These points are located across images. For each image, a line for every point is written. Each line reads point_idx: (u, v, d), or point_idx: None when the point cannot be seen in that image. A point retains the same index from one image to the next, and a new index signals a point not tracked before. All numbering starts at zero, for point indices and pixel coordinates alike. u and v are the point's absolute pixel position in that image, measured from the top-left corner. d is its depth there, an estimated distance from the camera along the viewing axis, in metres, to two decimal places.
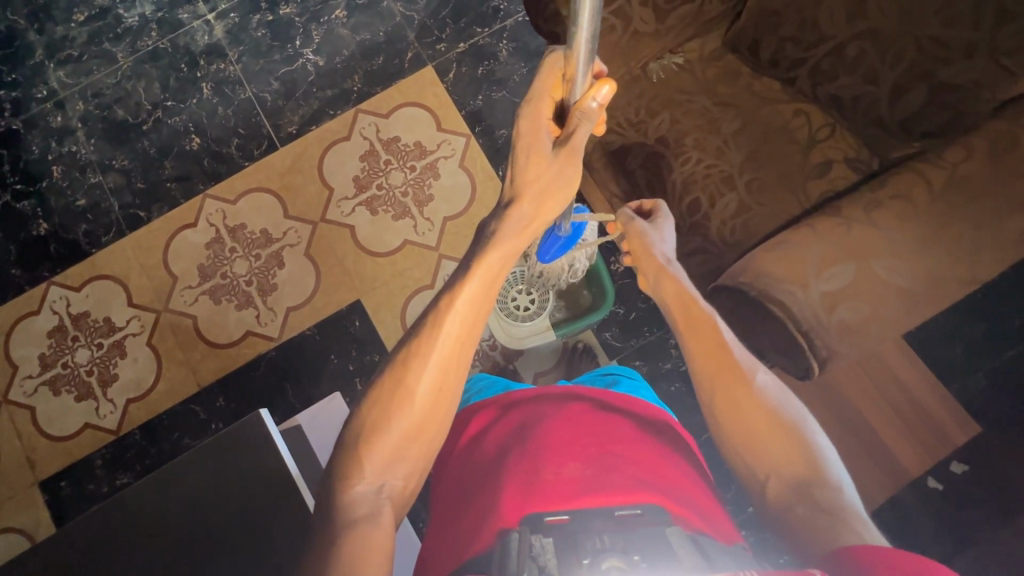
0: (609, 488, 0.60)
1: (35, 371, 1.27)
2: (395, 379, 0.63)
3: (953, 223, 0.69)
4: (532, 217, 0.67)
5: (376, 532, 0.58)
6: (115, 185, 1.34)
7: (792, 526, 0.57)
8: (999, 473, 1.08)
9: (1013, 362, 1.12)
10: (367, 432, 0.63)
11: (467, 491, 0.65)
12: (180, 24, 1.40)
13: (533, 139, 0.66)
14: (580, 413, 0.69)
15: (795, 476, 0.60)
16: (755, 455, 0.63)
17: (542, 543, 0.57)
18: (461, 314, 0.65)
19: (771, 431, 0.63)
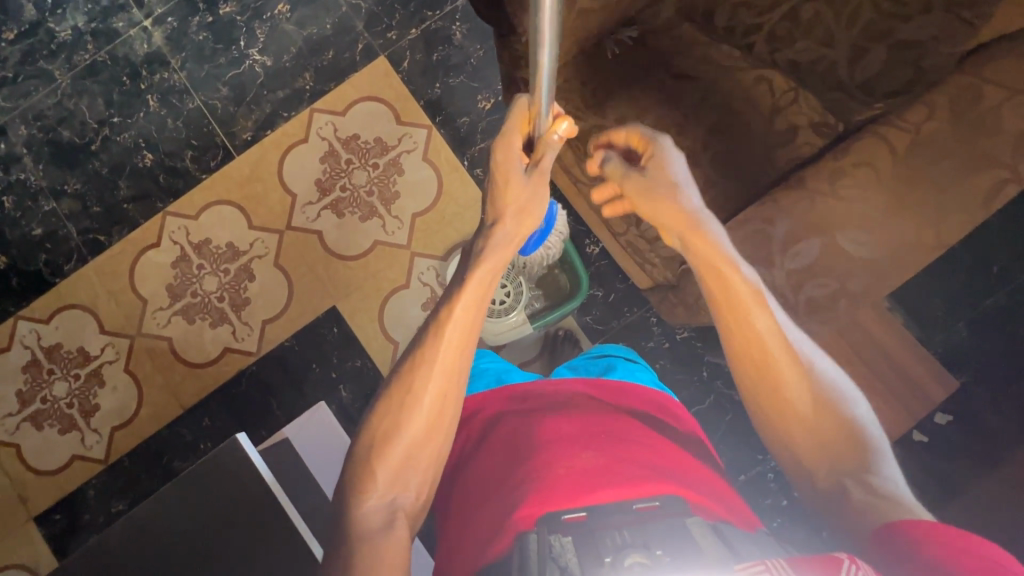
0: (630, 478, 0.55)
1: (15, 408, 1.25)
2: (399, 388, 0.61)
3: (919, 188, 0.66)
4: (514, 236, 0.67)
5: (394, 542, 0.54)
6: (70, 210, 1.29)
7: (836, 503, 0.54)
8: (979, 420, 1.10)
9: (990, 309, 1.12)
10: (376, 447, 0.59)
11: (475, 502, 0.61)
12: (117, 34, 1.33)
13: (506, 161, 0.65)
14: (589, 404, 0.66)
15: (836, 455, 0.56)
16: (785, 429, 0.58)
17: (562, 543, 0.52)
18: (458, 320, 0.62)
19: (801, 401, 0.57)
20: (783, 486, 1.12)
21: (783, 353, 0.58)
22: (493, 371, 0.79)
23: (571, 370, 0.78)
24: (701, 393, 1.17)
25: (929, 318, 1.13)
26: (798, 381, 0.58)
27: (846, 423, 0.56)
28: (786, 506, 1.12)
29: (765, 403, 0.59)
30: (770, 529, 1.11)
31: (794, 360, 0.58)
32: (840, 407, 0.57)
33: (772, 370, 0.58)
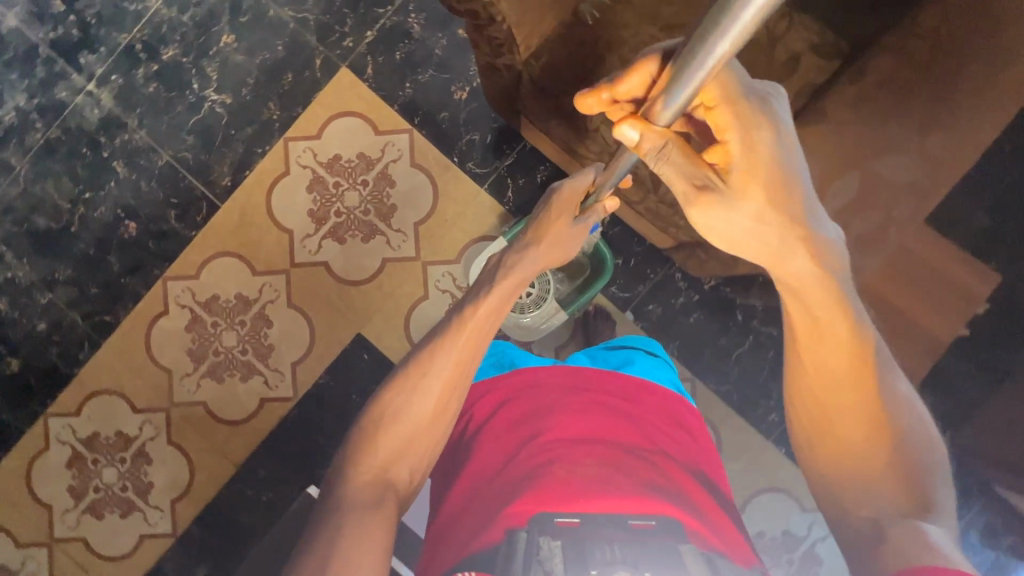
0: (623, 494, 0.63)
1: (70, 505, 1.24)
2: (412, 369, 0.70)
3: (947, 98, 0.65)
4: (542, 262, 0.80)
5: (378, 518, 0.60)
6: (68, 298, 1.25)
7: (870, 543, 0.54)
8: (1016, 302, 1.11)
9: (1012, 190, 1.11)
10: (382, 423, 0.67)
11: (469, 486, 0.66)
12: (63, 105, 1.26)
13: (563, 197, 0.79)
14: (605, 416, 0.70)
15: (873, 493, 0.57)
16: (836, 455, 0.60)
17: (550, 546, 0.58)
18: (473, 323, 0.72)
19: (861, 428, 0.59)
20: None
21: (860, 382, 0.59)
22: (508, 355, 0.80)
23: (588, 359, 0.80)
24: (740, 337, 1.17)
25: (951, 212, 1.11)
26: (864, 408, 0.59)
27: (906, 469, 0.56)
28: None
29: (820, 423, 0.61)
30: None
31: (862, 393, 0.59)
32: (903, 452, 0.57)
33: (840, 402, 0.60)
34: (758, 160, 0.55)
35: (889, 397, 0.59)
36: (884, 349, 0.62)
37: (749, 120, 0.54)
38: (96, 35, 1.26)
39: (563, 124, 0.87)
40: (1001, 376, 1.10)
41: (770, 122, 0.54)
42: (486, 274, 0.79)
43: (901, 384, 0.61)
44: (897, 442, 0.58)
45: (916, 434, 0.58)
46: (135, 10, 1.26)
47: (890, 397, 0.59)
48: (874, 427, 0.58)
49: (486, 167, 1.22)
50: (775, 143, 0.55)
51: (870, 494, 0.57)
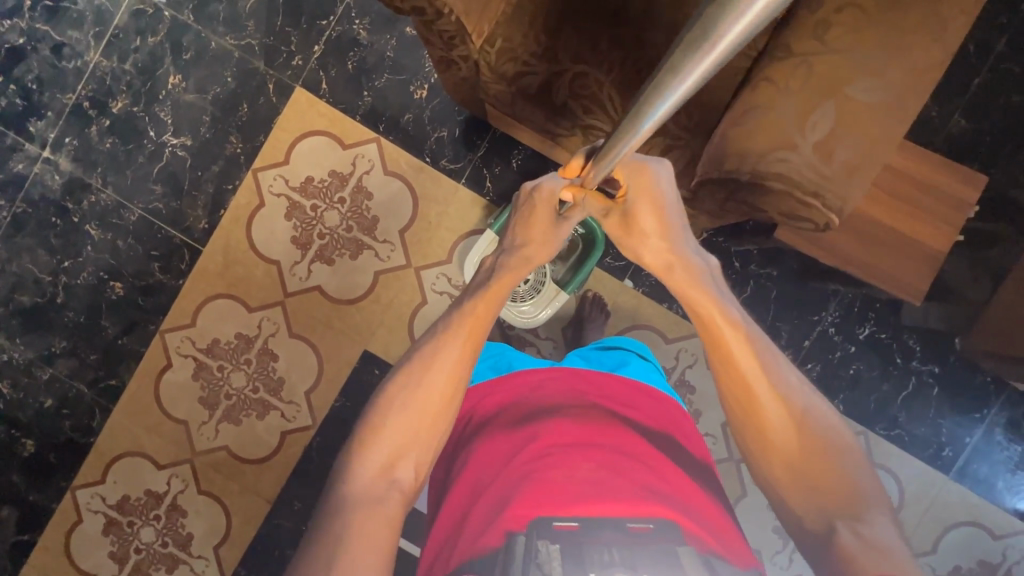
0: (622, 497, 0.62)
1: (115, 570, 1.24)
2: (421, 364, 0.73)
3: (909, 13, 0.65)
4: (532, 261, 0.81)
5: (382, 514, 0.62)
6: (70, 369, 1.24)
7: (823, 545, 0.58)
8: (1003, 200, 1.12)
9: (984, 89, 1.10)
10: (391, 412, 0.70)
11: (470, 494, 0.66)
12: (23, 177, 1.24)
13: (544, 195, 0.79)
14: (602, 418, 0.70)
15: (831, 501, 0.60)
16: (769, 456, 0.65)
17: (548, 549, 0.58)
18: (471, 318, 0.76)
19: (784, 432, 0.65)
20: (847, 335, 1.15)
21: (767, 388, 0.67)
22: (506, 358, 0.82)
23: (584, 360, 0.83)
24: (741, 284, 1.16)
25: (925, 122, 1.11)
26: (778, 412, 0.66)
27: (836, 464, 0.62)
28: (855, 352, 1.15)
29: (750, 427, 0.67)
30: (849, 377, 1.14)
31: (785, 396, 0.66)
32: (832, 452, 0.63)
33: (761, 406, 0.66)
34: (641, 198, 0.74)
35: (795, 397, 0.66)
36: (779, 355, 0.71)
37: (634, 177, 0.74)
38: (41, 100, 1.23)
39: (530, 106, 0.85)
40: (998, 273, 1.12)
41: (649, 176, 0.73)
42: (481, 277, 0.83)
43: (793, 376, 0.69)
44: (841, 455, 0.62)
45: (834, 429, 0.65)
46: (74, 67, 1.22)
47: (793, 397, 0.67)
48: (819, 437, 0.64)
49: (460, 162, 1.21)
50: (654, 185, 0.74)
51: (827, 501, 0.60)
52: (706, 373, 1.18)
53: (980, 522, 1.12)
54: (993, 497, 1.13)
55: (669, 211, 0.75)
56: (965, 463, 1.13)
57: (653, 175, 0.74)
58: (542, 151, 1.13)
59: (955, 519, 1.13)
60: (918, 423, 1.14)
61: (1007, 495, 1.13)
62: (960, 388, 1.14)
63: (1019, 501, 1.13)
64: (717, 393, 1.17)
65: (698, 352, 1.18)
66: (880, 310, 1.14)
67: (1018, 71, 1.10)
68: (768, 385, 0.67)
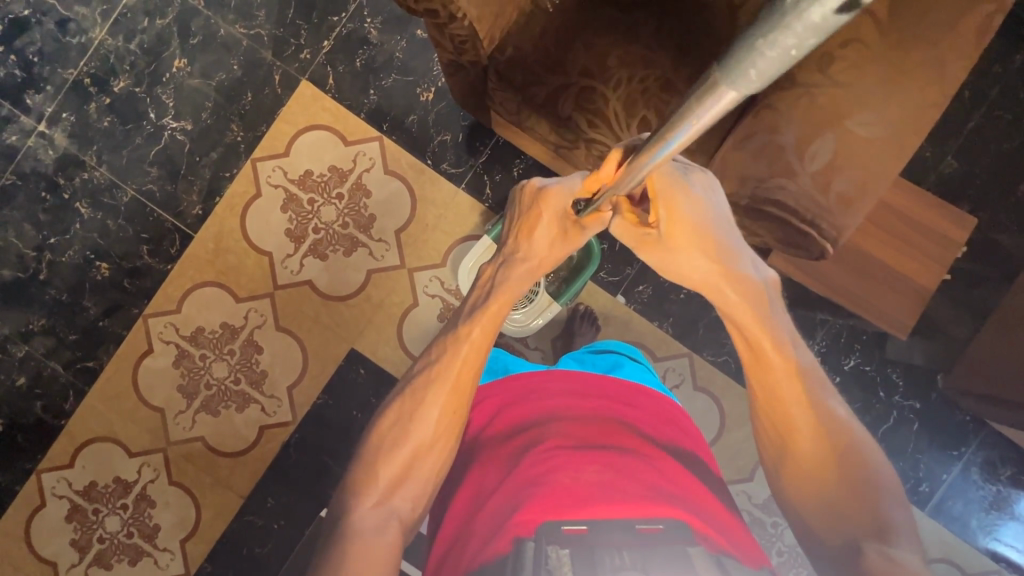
0: (630, 498, 0.59)
1: (76, 558, 1.20)
2: (413, 397, 0.72)
3: (910, 51, 0.67)
4: (536, 272, 0.79)
5: (385, 543, 0.61)
6: (46, 348, 1.21)
7: (849, 563, 0.58)
8: (990, 242, 1.14)
9: (976, 133, 1.13)
10: (387, 444, 0.69)
11: (472, 501, 0.65)
12: (15, 149, 1.21)
13: (553, 197, 0.76)
14: (603, 420, 0.69)
15: (854, 519, 0.60)
16: (797, 480, 0.65)
17: (559, 555, 0.55)
18: (467, 344, 0.74)
19: (820, 468, 0.64)
20: (832, 365, 1.16)
21: (808, 421, 0.66)
22: (501, 361, 0.83)
23: (577, 362, 0.82)
24: None
25: (917, 161, 1.14)
26: (814, 442, 0.65)
27: (865, 490, 0.61)
28: (839, 383, 1.16)
29: (785, 458, 0.66)
30: None
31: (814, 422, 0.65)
32: (857, 472, 0.62)
33: (796, 434, 0.66)
34: (684, 225, 0.68)
35: (834, 424, 0.66)
36: (821, 375, 0.70)
37: (672, 194, 0.67)
38: (41, 73, 1.21)
39: (536, 116, 0.86)
40: (984, 315, 1.14)
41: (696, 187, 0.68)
42: (484, 287, 0.80)
43: (837, 403, 0.68)
44: (863, 472, 0.62)
45: (864, 451, 0.64)
46: (78, 43, 1.21)
47: (832, 425, 0.65)
48: (842, 458, 0.63)
49: (460, 167, 1.21)
50: (691, 209, 0.67)
51: (856, 522, 0.60)
52: (693, 394, 1.18)
53: (954, 559, 1.13)
54: (966, 535, 1.14)
55: (718, 230, 0.69)
56: (941, 500, 1.14)
57: (695, 195, 0.67)
58: (544, 160, 1.14)
59: (930, 555, 1.13)
60: (897, 457, 1.15)
61: (980, 534, 1.14)
62: (939, 425, 1.15)
63: (990, 540, 1.14)
64: (702, 414, 1.18)
65: (685, 372, 1.18)
66: (867, 343, 1.15)
67: (1010, 117, 1.13)
68: (810, 418, 0.66)
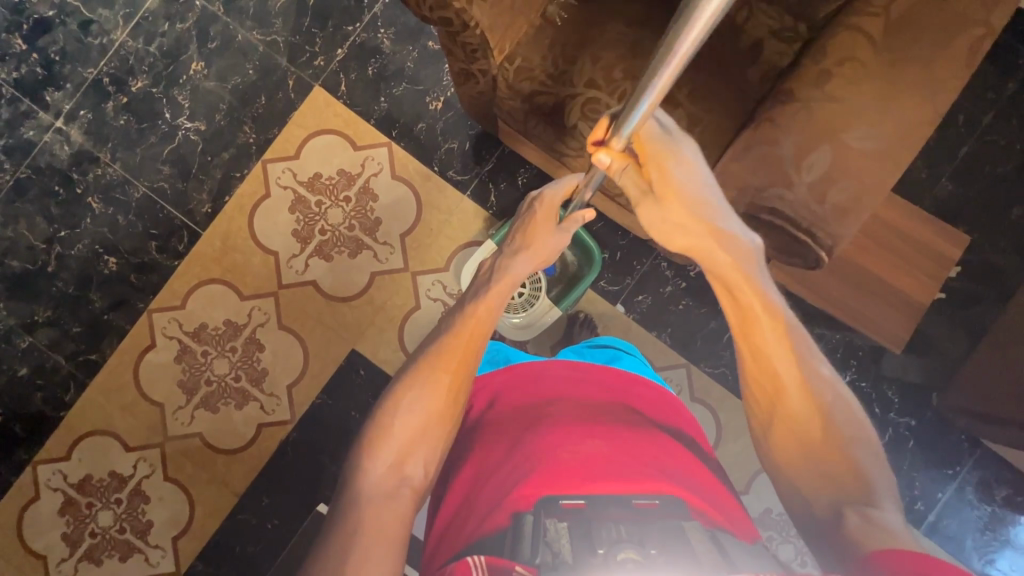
0: (630, 475, 0.60)
1: (66, 553, 1.19)
2: (427, 364, 0.72)
3: (905, 70, 0.69)
4: (530, 265, 0.82)
5: (395, 510, 0.61)
6: (50, 339, 1.22)
7: (832, 529, 0.55)
8: (985, 263, 1.16)
9: (970, 157, 1.16)
10: (399, 410, 0.68)
11: (472, 482, 0.66)
12: (32, 144, 1.24)
13: (546, 203, 0.84)
14: (603, 401, 0.70)
15: (838, 483, 0.58)
16: (783, 443, 0.62)
17: (557, 527, 0.56)
18: (472, 319, 0.76)
19: (807, 427, 0.61)
20: None
21: (796, 385, 0.62)
22: (504, 353, 0.84)
23: (576, 353, 0.83)
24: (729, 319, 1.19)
25: (913, 182, 1.16)
26: (803, 408, 0.62)
27: (852, 455, 0.59)
28: None
29: (773, 419, 0.63)
30: None
31: (803, 380, 0.62)
32: (842, 435, 0.60)
33: (784, 395, 0.63)
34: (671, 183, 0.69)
35: (823, 387, 0.63)
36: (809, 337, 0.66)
37: (661, 154, 0.69)
38: (62, 72, 1.24)
39: (542, 124, 0.89)
40: (978, 334, 1.16)
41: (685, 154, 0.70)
42: (483, 280, 0.83)
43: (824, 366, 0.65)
44: (849, 437, 0.60)
45: (851, 415, 0.62)
46: (100, 44, 1.25)
47: (819, 384, 0.63)
48: (829, 421, 0.61)
49: (466, 174, 1.23)
50: (679, 169, 0.69)
51: (839, 486, 0.57)
52: (689, 405, 1.19)
53: None
54: (961, 556, 1.14)
55: (708, 196, 0.69)
56: (936, 518, 1.14)
57: (682, 156, 0.69)
58: (548, 170, 1.16)
59: None
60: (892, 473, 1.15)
61: (975, 555, 1.14)
62: (935, 443, 1.15)
63: (986, 562, 1.14)
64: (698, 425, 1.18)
65: (682, 383, 1.19)
66: (863, 359, 1.16)
67: (1003, 143, 1.16)
68: (798, 376, 0.63)
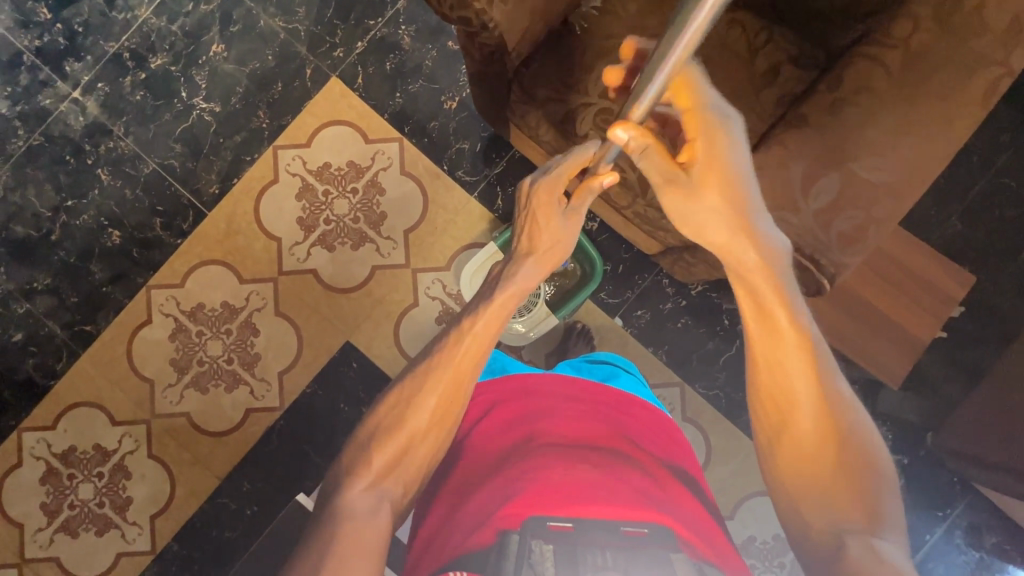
0: (622, 501, 0.60)
1: (44, 523, 1.19)
2: (414, 385, 0.67)
3: (921, 104, 0.69)
4: (543, 269, 0.77)
5: (370, 522, 0.59)
6: (47, 307, 1.22)
7: (829, 560, 0.52)
8: (989, 306, 1.15)
9: (983, 198, 1.15)
10: (378, 435, 0.65)
11: (460, 493, 0.65)
12: (47, 112, 1.25)
13: (545, 195, 0.76)
14: (600, 422, 0.69)
15: (842, 510, 0.54)
16: (789, 466, 0.58)
17: (542, 550, 0.57)
18: (469, 337, 0.69)
19: (814, 449, 0.56)
20: None
21: (813, 399, 0.57)
22: (500, 362, 0.83)
23: (574, 368, 0.82)
24: (727, 341, 1.18)
25: (923, 219, 1.16)
26: (817, 430, 0.57)
27: (862, 483, 0.54)
28: None
29: (778, 440, 0.59)
30: None
31: (821, 398, 0.57)
32: (857, 463, 0.55)
33: (796, 412, 0.58)
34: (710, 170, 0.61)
35: (838, 405, 0.57)
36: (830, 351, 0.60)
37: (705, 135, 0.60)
38: (83, 43, 1.25)
39: (554, 131, 0.89)
40: (977, 377, 1.14)
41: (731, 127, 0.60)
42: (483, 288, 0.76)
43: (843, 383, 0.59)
44: (863, 466, 0.55)
45: (868, 442, 0.57)
46: (123, 18, 1.26)
47: (837, 404, 0.58)
48: (842, 447, 0.56)
49: (475, 175, 1.23)
50: (723, 155, 0.61)
51: (844, 518, 0.53)
52: (680, 425, 1.18)
53: None
54: None
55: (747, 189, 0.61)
56: (922, 560, 1.13)
57: (729, 142, 0.61)
58: None
59: None
60: None
61: None
62: (926, 483, 1.14)
63: None
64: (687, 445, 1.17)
65: (675, 402, 1.18)
66: (859, 393, 1.15)
67: (1015, 186, 1.15)
68: (814, 391, 0.58)
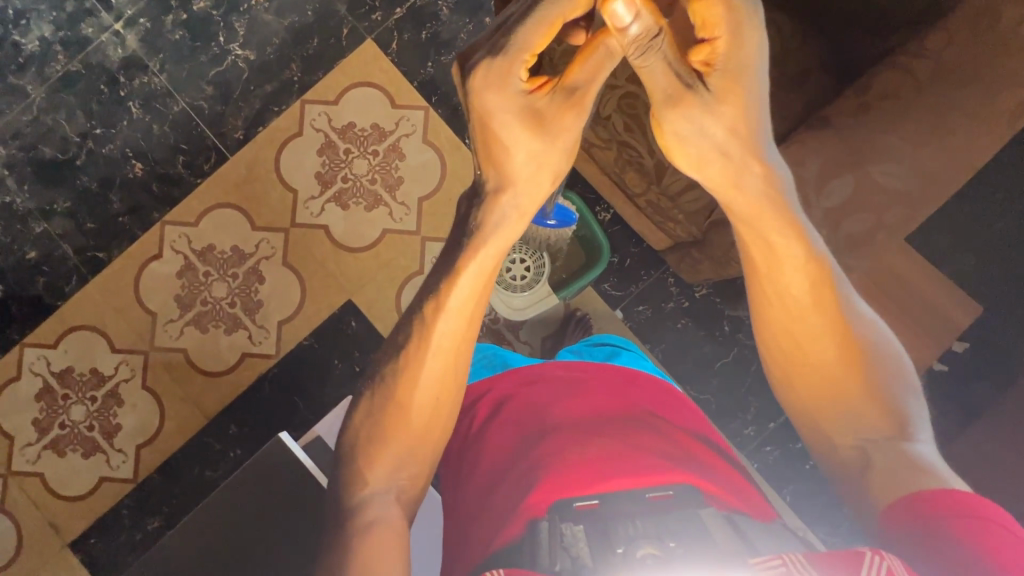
0: (641, 471, 0.60)
1: (33, 438, 1.21)
2: (396, 395, 0.62)
3: (945, 117, 0.69)
4: (526, 199, 0.62)
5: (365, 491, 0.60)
6: (64, 230, 1.25)
7: (860, 477, 0.55)
8: (996, 345, 1.14)
9: (1004, 235, 1.14)
10: (374, 443, 0.62)
11: (488, 484, 0.66)
12: (87, 41, 1.28)
13: (498, 100, 0.58)
14: (607, 395, 0.70)
15: (869, 423, 0.56)
16: (807, 402, 0.59)
17: (574, 531, 0.55)
18: (448, 331, 0.62)
19: (829, 376, 0.58)
20: None
21: (824, 327, 0.58)
22: (502, 358, 0.83)
23: (574, 354, 0.83)
24: (724, 348, 1.18)
25: (939, 249, 1.15)
26: (831, 360, 0.57)
27: (881, 394, 0.57)
28: None
29: (789, 381, 0.60)
30: (803, 472, 1.14)
31: (835, 328, 0.58)
32: (875, 382, 0.57)
33: (803, 350, 0.58)
34: (729, 77, 0.54)
35: (860, 327, 0.58)
36: (842, 283, 0.59)
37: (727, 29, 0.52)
38: None
39: None
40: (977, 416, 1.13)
41: (758, 23, 0.53)
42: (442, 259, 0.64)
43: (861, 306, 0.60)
44: (880, 382, 0.57)
45: (884, 352, 0.58)
46: None
47: (851, 329, 0.58)
48: (859, 373, 0.57)
49: None
50: (746, 57, 0.54)
51: (870, 430, 0.56)
52: None
53: None
54: None
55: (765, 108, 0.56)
56: None
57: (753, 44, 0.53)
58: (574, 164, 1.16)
59: None
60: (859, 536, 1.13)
61: None
62: None
63: None
64: None
65: None
66: None
67: None
68: (824, 321, 0.58)
